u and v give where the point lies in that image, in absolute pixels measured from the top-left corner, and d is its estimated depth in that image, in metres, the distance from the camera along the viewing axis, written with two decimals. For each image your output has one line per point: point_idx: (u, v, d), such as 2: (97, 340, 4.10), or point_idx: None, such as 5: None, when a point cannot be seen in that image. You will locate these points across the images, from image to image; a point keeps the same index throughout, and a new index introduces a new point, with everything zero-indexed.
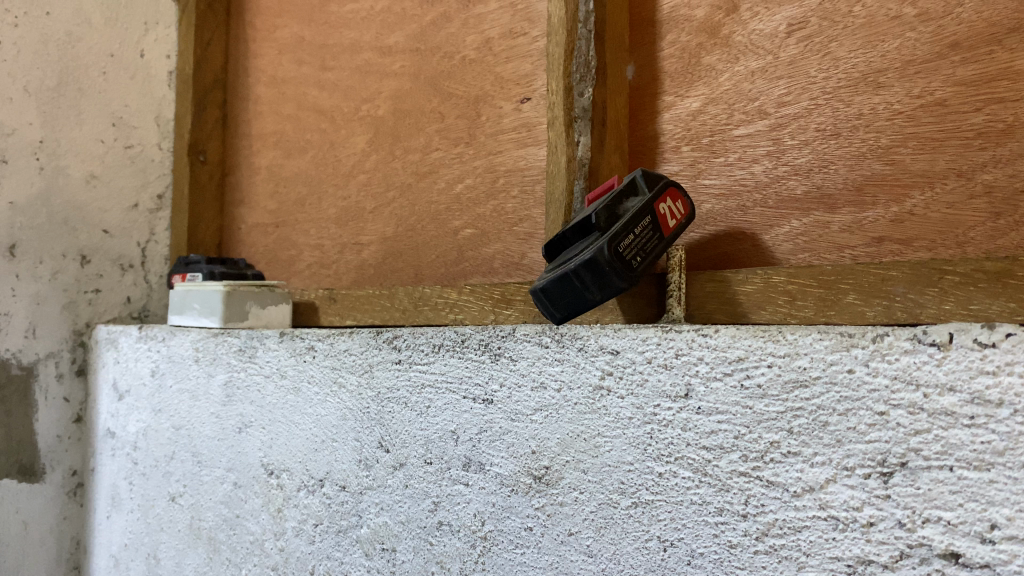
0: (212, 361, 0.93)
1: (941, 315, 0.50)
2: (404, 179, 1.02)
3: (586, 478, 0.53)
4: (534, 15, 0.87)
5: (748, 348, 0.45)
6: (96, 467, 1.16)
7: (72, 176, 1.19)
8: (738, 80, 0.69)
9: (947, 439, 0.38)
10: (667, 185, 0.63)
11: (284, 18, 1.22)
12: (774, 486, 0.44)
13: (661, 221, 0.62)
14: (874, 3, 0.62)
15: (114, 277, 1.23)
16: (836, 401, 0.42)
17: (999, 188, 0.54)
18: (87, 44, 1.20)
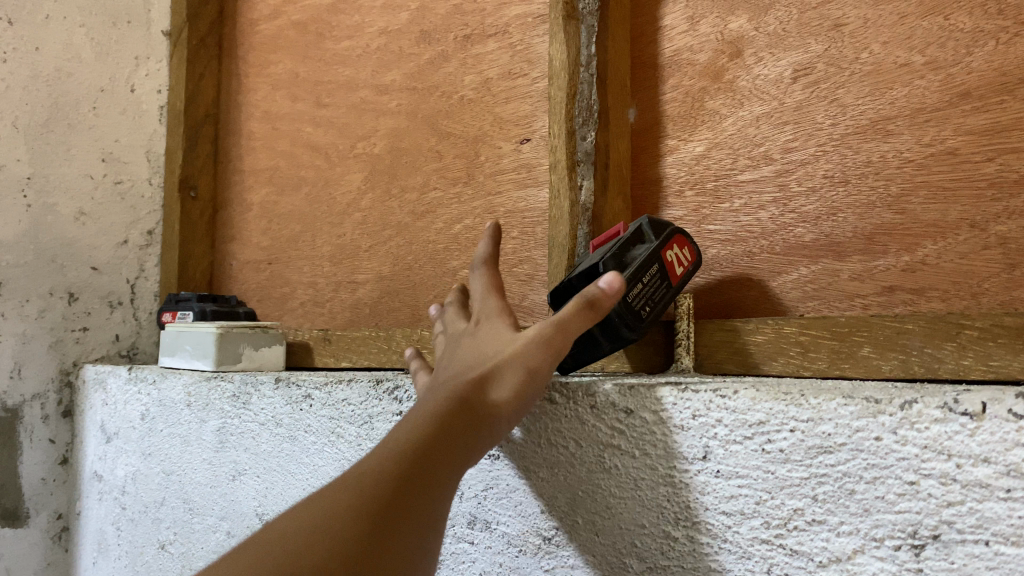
0: (204, 406, 0.89)
1: (960, 370, 0.49)
2: (401, 219, 1.00)
3: (599, 541, 0.52)
4: (534, 56, 0.86)
5: (769, 411, 0.44)
6: (82, 511, 1.12)
7: (61, 213, 1.16)
8: (742, 125, 0.69)
9: (982, 512, 0.37)
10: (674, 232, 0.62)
11: (278, 54, 1.21)
12: (799, 555, 0.42)
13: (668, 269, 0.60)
14: (881, 50, 0.61)
15: (102, 315, 1.21)
16: (862, 469, 0.40)
17: (1014, 240, 0.54)
18: (77, 79, 1.19)
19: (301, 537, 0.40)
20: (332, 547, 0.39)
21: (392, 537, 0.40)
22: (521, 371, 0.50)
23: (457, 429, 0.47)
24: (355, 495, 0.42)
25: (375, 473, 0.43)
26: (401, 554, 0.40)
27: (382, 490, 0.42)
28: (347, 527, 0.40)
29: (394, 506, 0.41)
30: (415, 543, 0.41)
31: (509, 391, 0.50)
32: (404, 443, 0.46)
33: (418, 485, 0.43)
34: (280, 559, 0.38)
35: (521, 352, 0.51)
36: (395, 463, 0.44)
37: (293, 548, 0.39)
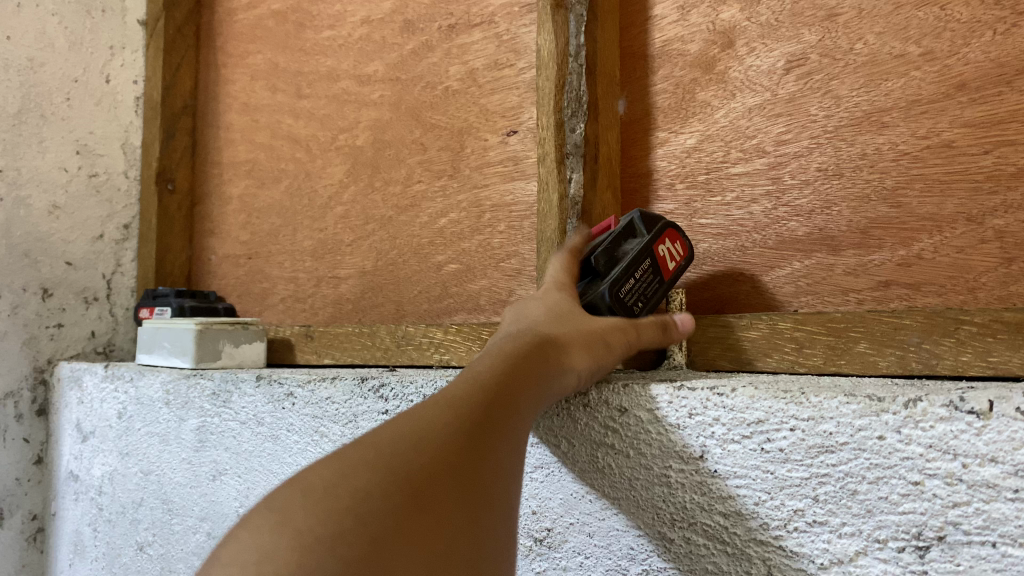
0: (184, 405, 0.87)
1: (958, 366, 0.48)
2: (384, 212, 0.98)
3: (592, 542, 0.51)
4: (521, 46, 0.85)
5: (768, 409, 0.43)
6: (57, 511, 1.10)
7: (34, 207, 1.13)
8: (734, 117, 0.68)
9: (989, 513, 0.36)
10: (668, 225, 0.60)
11: (257, 44, 1.18)
12: (799, 557, 0.41)
13: (661, 263, 0.59)
14: (876, 41, 0.60)
15: (77, 311, 1.18)
16: (865, 469, 0.39)
17: (1011, 234, 0.54)
18: (50, 69, 1.15)
19: (394, 434, 0.35)
20: (432, 446, 0.35)
21: (486, 455, 0.36)
22: (599, 347, 0.50)
23: (538, 376, 0.45)
24: (445, 407, 0.38)
25: (462, 394, 0.40)
26: (494, 475, 0.36)
27: (474, 408, 0.38)
28: (445, 432, 0.36)
29: (485, 425, 0.38)
30: (504, 470, 0.37)
31: (587, 356, 0.49)
32: (489, 374, 0.42)
33: (505, 416, 0.40)
34: (376, 450, 0.34)
35: (601, 330, 0.51)
36: (484, 388, 0.40)
37: (385, 443, 0.35)
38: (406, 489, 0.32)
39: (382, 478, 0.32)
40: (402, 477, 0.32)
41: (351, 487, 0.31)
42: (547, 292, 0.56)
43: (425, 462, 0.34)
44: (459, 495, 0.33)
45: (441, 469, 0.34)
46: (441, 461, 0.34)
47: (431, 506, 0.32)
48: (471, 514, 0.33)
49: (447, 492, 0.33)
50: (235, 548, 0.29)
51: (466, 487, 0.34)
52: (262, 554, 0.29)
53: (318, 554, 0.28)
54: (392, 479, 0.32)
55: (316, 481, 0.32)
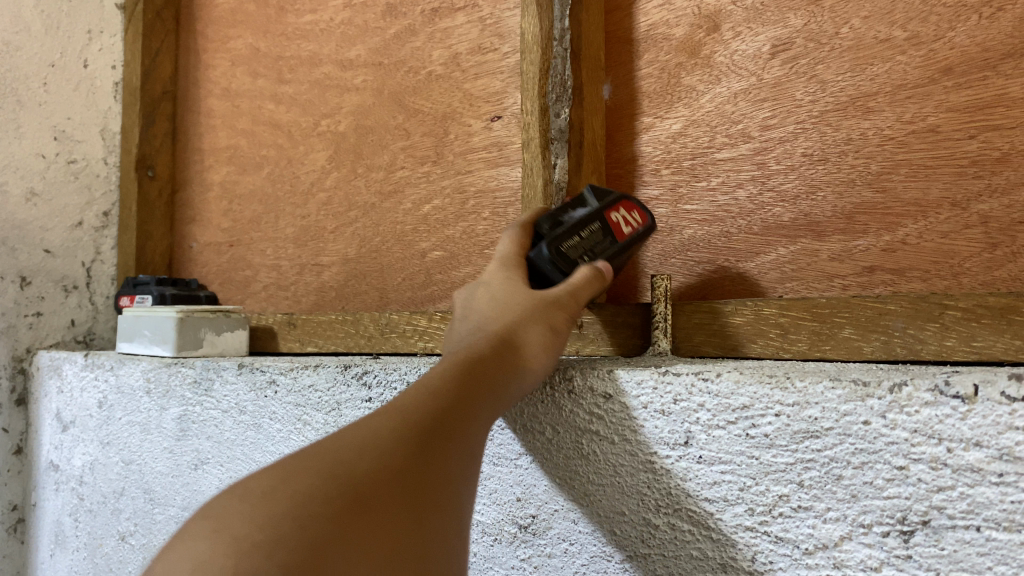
0: (165, 394, 0.86)
1: (942, 352, 0.48)
2: (367, 199, 0.97)
3: (576, 529, 0.50)
4: (505, 30, 0.84)
5: (753, 395, 0.43)
6: (37, 502, 1.09)
7: (12, 194, 1.11)
8: (720, 102, 0.67)
9: (973, 497, 0.36)
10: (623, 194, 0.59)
11: (237, 29, 1.16)
12: (784, 542, 0.41)
13: (608, 230, 0.57)
14: (862, 25, 0.60)
15: (57, 299, 1.16)
16: (850, 454, 0.39)
17: (995, 219, 0.54)
18: (26, 53, 1.13)
19: (344, 443, 0.37)
20: (380, 452, 0.37)
21: (437, 461, 0.38)
22: (546, 342, 0.50)
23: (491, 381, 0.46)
24: (397, 415, 0.40)
25: (419, 399, 0.41)
26: (446, 479, 0.38)
27: (428, 415, 0.40)
28: (394, 439, 0.38)
29: (439, 432, 0.39)
30: (458, 477, 0.39)
31: (538, 356, 0.50)
32: (446, 379, 0.44)
33: (460, 422, 0.41)
34: (321, 458, 0.36)
35: (549, 323, 0.51)
36: (440, 394, 0.42)
37: (335, 450, 0.37)
38: (348, 493, 0.34)
39: (327, 483, 0.34)
40: (346, 483, 0.34)
41: (296, 491, 0.34)
42: (495, 276, 0.56)
43: (370, 467, 0.36)
44: (405, 499, 0.35)
45: (386, 475, 0.36)
46: (387, 468, 0.36)
47: (373, 507, 0.34)
48: (418, 516, 0.35)
49: (393, 495, 0.35)
50: (180, 546, 0.32)
51: (413, 491, 0.36)
52: (197, 561, 0.30)
53: (252, 557, 0.30)
54: (335, 484, 0.34)
55: (264, 485, 0.34)
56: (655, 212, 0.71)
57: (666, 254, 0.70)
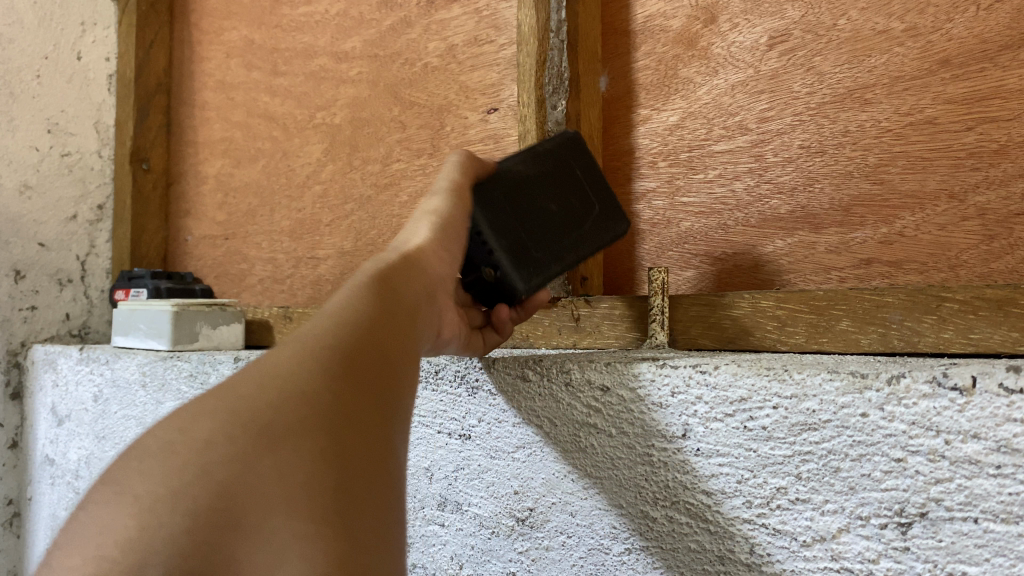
0: (161, 387, 0.86)
1: (940, 344, 0.48)
2: (363, 192, 0.97)
3: (574, 522, 0.50)
4: (501, 22, 0.83)
5: (751, 387, 0.43)
6: (33, 496, 1.08)
7: (5, 187, 1.10)
8: (716, 94, 0.67)
9: (971, 489, 0.36)
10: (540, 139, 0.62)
11: (231, 20, 1.16)
12: (781, 535, 0.41)
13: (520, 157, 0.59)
14: (859, 16, 0.60)
15: (51, 293, 1.16)
16: (848, 446, 0.39)
17: (992, 211, 0.54)
18: (19, 45, 1.12)
19: (249, 375, 0.34)
20: (288, 382, 0.33)
21: (360, 376, 0.35)
22: (437, 223, 0.50)
23: (404, 278, 0.43)
24: (308, 337, 0.36)
25: (332, 317, 0.37)
26: (373, 394, 0.35)
27: (342, 333, 0.36)
28: (301, 363, 0.34)
29: (354, 346, 0.36)
30: (388, 390, 0.36)
31: (431, 245, 0.48)
32: (363, 292, 0.40)
33: (382, 333, 0.38)
34: (229, 392, 0.33)
35: (432, 210, 0.51)
36: (358, 308, 0.38)
37: (238, 384, 0.33)
38: (250, 433, 0.31)
39: (226, 425, 0.31)
40: (247, 422, 0.31)
41: (193, 439, 0.30)
42: None
43: (273, 400, 0.32)
44: (323, 422, 0.32)
45: (293, 405, 0.32)
46: (294, 397, 0.32)
47: (282, 442, 0.31)
48: (340, 436, 0.32)
49: (305, 425, 0.31)
50: (77, 518, 0.29)
51: (331, 414, 0.32)
52: (100, 526, 0.28)
53: (159, 517, 0.28)
54: (236, 423, 0.31)
55: (161, 435, 0.31)
56: (652, 205, 0.71)
57: (664, 246, 0.70)
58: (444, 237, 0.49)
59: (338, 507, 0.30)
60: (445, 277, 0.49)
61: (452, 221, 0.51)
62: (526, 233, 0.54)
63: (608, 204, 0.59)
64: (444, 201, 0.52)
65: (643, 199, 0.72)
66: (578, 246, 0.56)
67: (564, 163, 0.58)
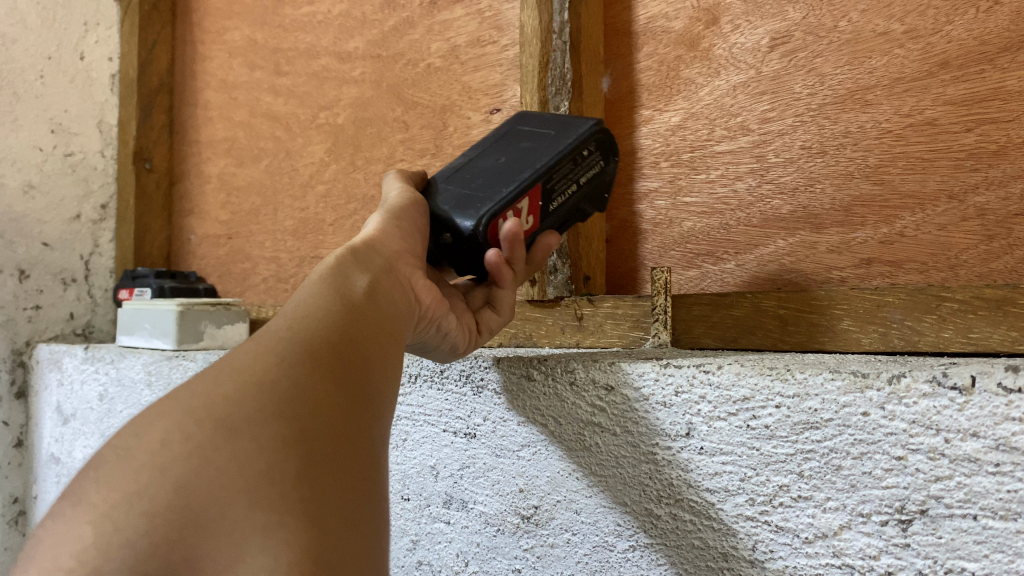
0: (166, 386, 0.86)
1: (940, 343, 0.48)
2: (366, 191, 0.98)
3: (579, 519, 0.51)
4: (503, 22, 0.84)
5: (754, 387, 0.43)
6: (39, 494, 1.09)
7: (9, 186, 1.11)
8: (718, 95, 0.68)
9: (970, 487, 0.36)
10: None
11: (234, 20, 1.16)
12: (784, 531, 0.42)
13: None
14: (860, 18, 0.60)
15: (55, 292, 1.16)
16: (850, 445, 0.40)
17: (992, 211, 0.54)
18: (22, 45, 1.13)
19: (206, 377, 0.35)
20: (245, 379, 0.34)
21: (320, 365, 0.36)
22: (389, 210, 0.49)
23: (360, 267, 0.44)
24: (265, 338, 0.37)
25: (289, 318, 0.39)
26: (335, 380, 0.36)
27: (300, 330, 0.37)
28: (258, 360, 0.35)
29: (313, 340, 0.37)
30: (352, 377, 0.37)
31: (383, 231, 0.48)
32: (321, 290, 0.41)
33: (343, 325, 0.39)
34: (191, 393, 0.34)
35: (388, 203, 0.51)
36: (316, 305, 0.40)
37: (196, 386, 0.34)
38: (207, 428, 0.32)
39: (184, 424, 0.32)
40: (205, 419, 0.32)
41: (150, 442, 0.32)
42: None
43: (231, 396, 0.33)
44: (282, 412, 0.33)
45: (251, 400, 0.33)
46: (253, 391, 0.33)
47: (241, 433, 0.32)
48: (300, 423, 0.33)
49: (263, 416, 0.32)
50: (41, 531, 0.30)
51: (290, 403, 0.33)
52: (62, 535, 0.29)
53: (114, 519, 0.29)
54: (194, 420, 0.32)
55: (119, 442, 0.32)
56: (655, 205, 0.72)
57: (666, 246, 0.71)
58: (396, 218, 0.49)
59: (303, 489, 0.31)
60: (409, 255, 0.48)
61: (408, 204, 0.50)
62: (477, 183, 0.52)
63: (562, 125, 0.56)
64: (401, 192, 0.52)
65: (645, 198, 0.73)
66: (537, 159, 0.52)
67: (507, 131, 0.58)
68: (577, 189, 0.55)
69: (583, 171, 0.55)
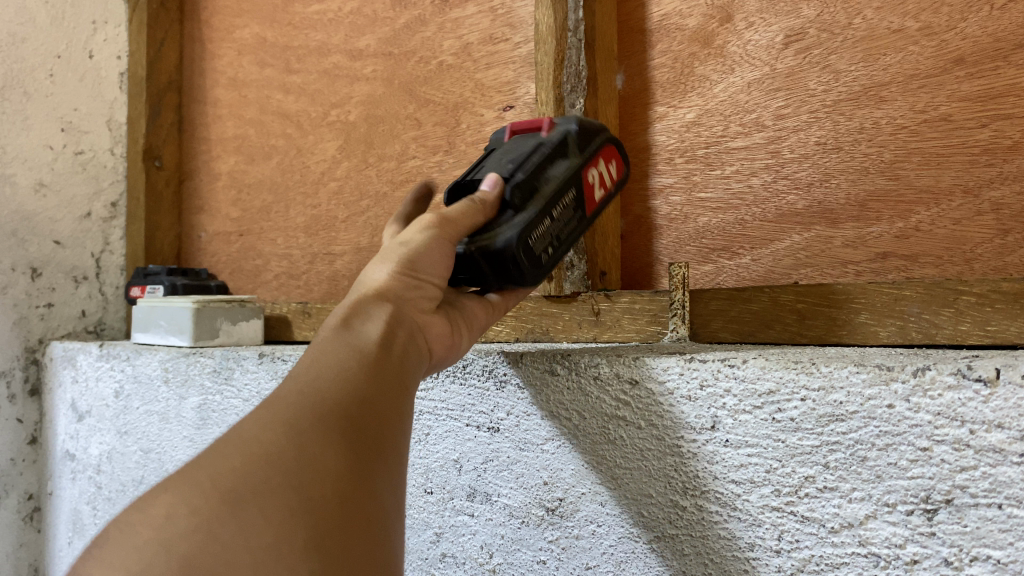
0: (184, 382, 0.87)
1: (957, 335, 0.49)
2: (379, 188, 0.99)
3: (604, 511, 0.52)
4: (516, 20, 0.84)
5: (779, 380, 0.44)
6: (53, 491, 1.09)
7: (20, 185, 1.10)
8: (733, 91, 0.69)
9: (995, 476, 0.37)
10: (595, 149, 0.58)
11: (243, 18, 1.16)
12: (810, 521, 0.43)
13: (579, 198, 0.56)
14: (874, 16, 0.61)
15: (67, 290, 1.16)
16: (875, 436, 0.41)
17: (1006, 205, 0.56)
18: (31, 44, 1.12)
19: (213, 448, 0.33)
20: (252, 450, 0.33)
21: (331, 434, 0.35)
22: (404, 254, 0.47)
23: (369, 317, 0.44)
24: (274, 405, 0.36)
25: (298, 382, 0.38)
26: (347, 447, 0.35)
27: (309, 396, 0.37)
28: (264, 430, 0.34)
29: (323, 406, 0.36)
30: (362, 442, 0.36)
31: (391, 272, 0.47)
32: (335, 353, 0.41)
33: (354, 388, 0.38)
34: (195, 464, 0.32)
35: (404, 242, 0.48)
36: (326, 367, 0.39)
37: (203, 458, 0.33)
38: (213, 500, 0.30)
39: (190, 496, 0.30)
40: (212, 490, 0.30)
41: (154, 517, 0.29)
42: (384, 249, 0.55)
43: (237, 464, 0.32)
44: (290, 483, 0.32)
45: (259, 469, 0.32)
46: (259, 460, 0.32)
47: (248, 505, 0.30)
48: (307, 495, 0.32)
49: (272, 487, 0.31)
50: None
51: (298, 473, 0.32)
52: None
53: None
54: (198, 490, 0.30)
55: (121, 519, 0.30)
56: (670, 200, 0.73)
57: (681, 241, 0.72)
58: (411, 268, 0.47)
59: (313, 562, 0.30)
60: (420, 299, 0.48)
61: (430, 246, 0.47)
62: None
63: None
64: (419, 228, 0.48)
65: (660, 194, 0.74)
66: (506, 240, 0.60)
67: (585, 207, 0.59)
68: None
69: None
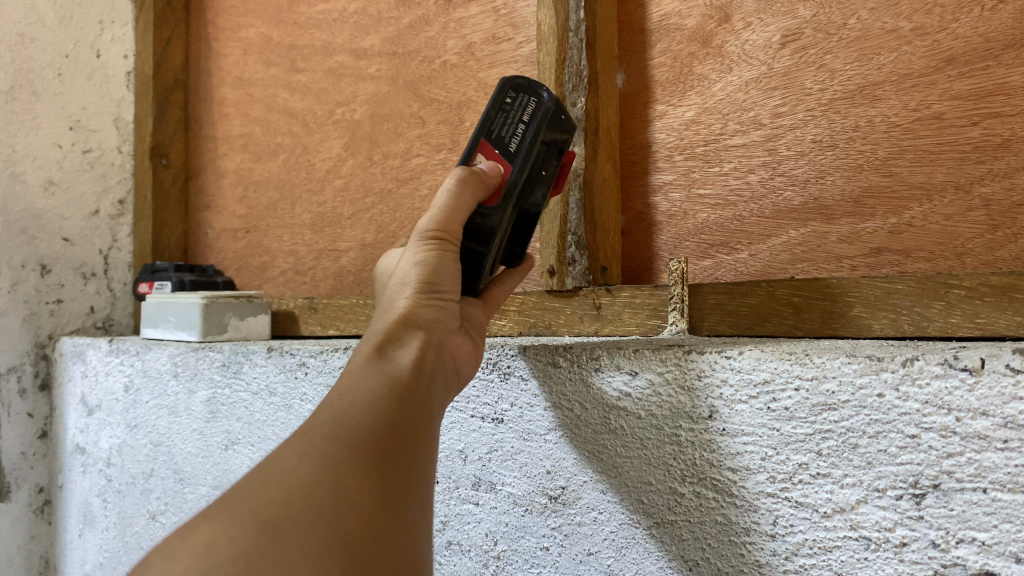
0: (193, 377, 0.89)
1: (948, 328, 0.51)
2: (384, 185, 1.01)
3: (605, 499, 0.54)
4: (518, 20, 0.86)
5: (774, 370, 0.46)
6: (64, 484, 1.11)
7: (30, 183, 1.12)
8: (731, 90, 0.70)
9: (980, 462, 0.39)
10: None
11: (249, 17, 1.18)
12: (804, 507, 0.45)
13: None
14: (869, 16, 0.63)
15: (76, 286, 1.18)
16: (866, 424, 0.42)
17: (997, 202, 0.58)
18: (40, 44, 1.13)
19: (252, 480, 0.36)
20: (291, 481, 0.35)
21: (367, 466, 0.37)
22: (419, 277, 0.50)
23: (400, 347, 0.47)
24: (311, 434, 0.39)
25: (335, 412, 0.40)
26: (383, 480, 0.37)
27: (344, 426, 0.39)
28: (300, 461, 0.36)
29: (357, 437, 0.38)
30: (395, 471, 0.38)
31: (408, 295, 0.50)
32: (371, 381, 0.43)
33: (387, 416, 0.41)
34: (233, 493, 0.35)
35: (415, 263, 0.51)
36: (361, 397, 0.42)
37: (242, 489, 0.35)
38: (253, 533, 0.32)
39: (231, 527, 0.32)
40: (251, 521, 0.33)
41: (196, 544, 0.32)
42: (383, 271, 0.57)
43: (274, 495, 0.34)
44: (324, 516, 0.34)
45: (297, 501, 0.34)
46: (294, 491, 0.34)
47: (284, 538, 0.32)
48: (342, 527, 0.33)
49: (308, 518, 0.33)
50: None
51: (332, 506, 0.34)
52: None
53: None
54: (238, 520, 0.33)
55: (165, 545, 0.33)
56: (670, 197, 0.75)
57: (680, 237, 0.74)
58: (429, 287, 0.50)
59: None
60: (441, 318, 0.50)
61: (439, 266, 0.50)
62: None
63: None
64: (424, 248, 0.51)
65: (660, 190, 0.76)
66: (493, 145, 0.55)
67: None
68: (529, 126, 0.55)
69: (521, 108, 0.56)
